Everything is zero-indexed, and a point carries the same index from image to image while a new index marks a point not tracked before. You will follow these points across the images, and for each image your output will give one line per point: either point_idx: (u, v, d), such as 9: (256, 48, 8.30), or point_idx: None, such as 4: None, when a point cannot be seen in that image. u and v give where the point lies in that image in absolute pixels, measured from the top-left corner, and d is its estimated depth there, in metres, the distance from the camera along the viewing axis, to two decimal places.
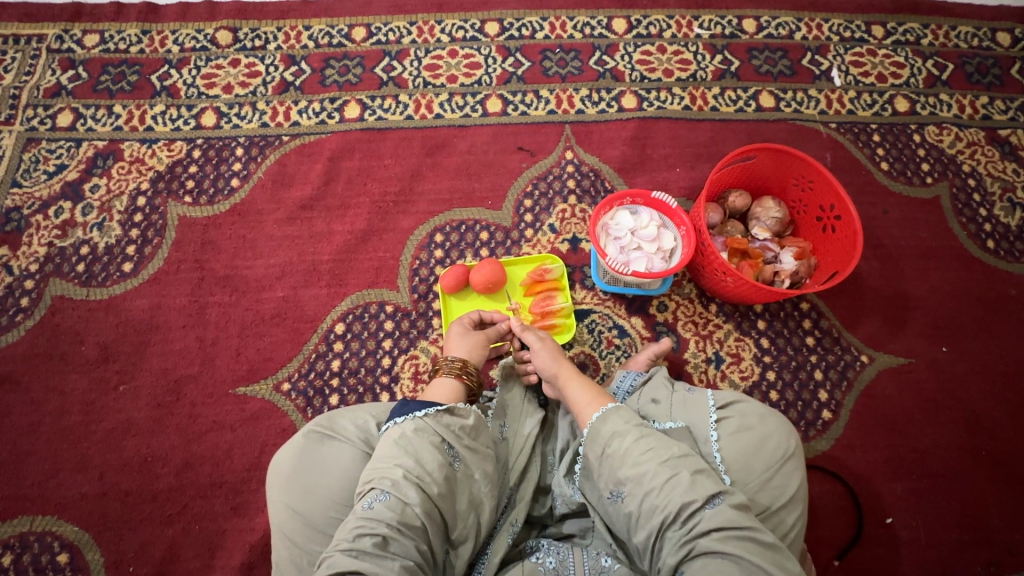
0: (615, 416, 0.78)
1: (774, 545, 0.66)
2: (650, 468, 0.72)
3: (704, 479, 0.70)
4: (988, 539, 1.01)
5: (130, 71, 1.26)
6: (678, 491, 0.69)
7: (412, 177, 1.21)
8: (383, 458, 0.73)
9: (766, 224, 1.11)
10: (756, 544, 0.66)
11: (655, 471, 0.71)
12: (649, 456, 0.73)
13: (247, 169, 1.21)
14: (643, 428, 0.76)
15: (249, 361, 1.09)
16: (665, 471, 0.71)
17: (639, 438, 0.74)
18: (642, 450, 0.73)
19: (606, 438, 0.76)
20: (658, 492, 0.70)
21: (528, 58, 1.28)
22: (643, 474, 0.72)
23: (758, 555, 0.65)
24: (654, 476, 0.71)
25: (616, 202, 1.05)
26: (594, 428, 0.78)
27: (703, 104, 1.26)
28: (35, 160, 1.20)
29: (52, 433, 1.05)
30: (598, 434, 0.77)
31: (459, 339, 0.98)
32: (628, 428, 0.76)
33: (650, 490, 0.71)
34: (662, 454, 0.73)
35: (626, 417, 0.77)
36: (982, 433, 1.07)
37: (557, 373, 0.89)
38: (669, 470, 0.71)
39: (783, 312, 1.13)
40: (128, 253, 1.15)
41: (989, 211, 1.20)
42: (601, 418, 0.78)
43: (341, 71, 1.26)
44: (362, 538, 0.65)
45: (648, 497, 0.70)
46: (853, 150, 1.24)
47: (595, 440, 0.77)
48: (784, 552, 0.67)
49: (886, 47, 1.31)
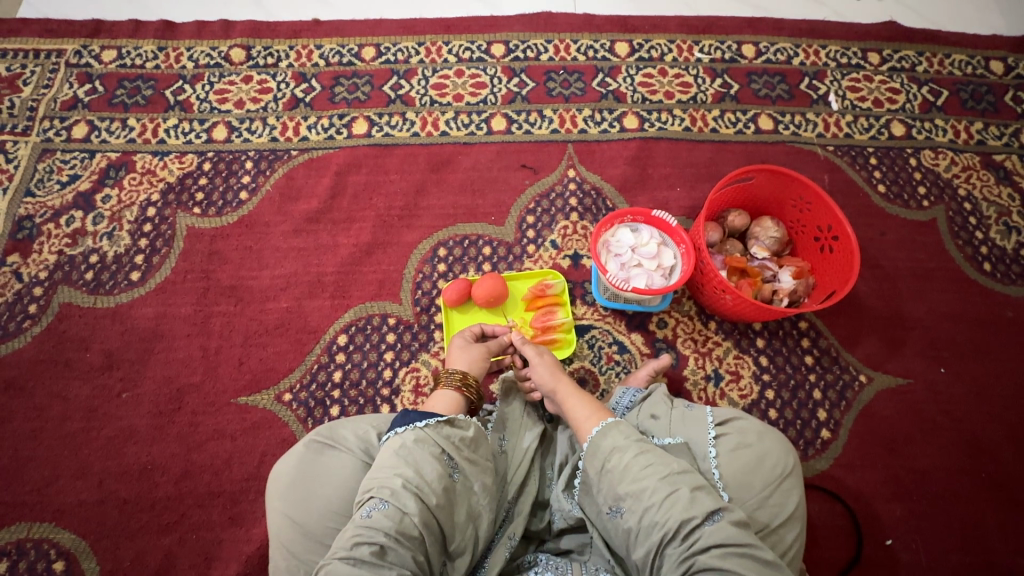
0: (615, 431, 0.78)
1: (773, 562, 0.66)
2: (649, 484, 0.72)
3: (704, 496, 0.71)
4: (988, 563, 1.01)
5: (145, 86, 1.29)
6: (678, 507, 0.69)
7: (417, 193, 1.23)
8: (383, 467, 0.74)
9: (765, 243, 1.12)
10: (755, 561, 0.66)
11: (654, 487, 0.72)
12: (649, 472, 0.73)
13: (255, 182, 1.23)
14: (643, 443, 0.77)
15: (251, 371, 1.10)
16: (665, 487, 0.71)
17: (638, 454, 0.75)
18: (642, 465, 0.74)
19: (606, 453, 0.76)
20: (658, 508, 0.70)
21: (533, 79, 1.31)
22: (642, 489, 0.72)
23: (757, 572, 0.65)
24: (653, 492, 0.71)
25: (617, 220, 1.07)
26: (595, 442, 0.78)
27: (703, 126, 1.29)
28: (49, 170, 1.22)
29: (53, 439, 1.05)
30: (598, 448, 0.77)
31: (460, 354, 0.98)
32: (628, 443, 0.76)
33: (649, 506, 0.71)
34: (661, 470, 0.73)
35: (626, 432, 0.78)
36: (981, 454, 1.07)
37: (556, 388, 0.90)
38: (669, 486, 0.71)
39: (782, 330, 1.14)
40: (136, 262, 1.17)
41: (986, 234, 1.22)
42: (601, 432, 0.79)
43: (350, 89, 1.30)
44: (360, 547, 0.65)
45: (648, 513, 0.71)
46: (851, 172, 1.26)
47: (595, 454, 0.77)
48: (784, 570, 0.67)
49: (882, 73, 1.34)
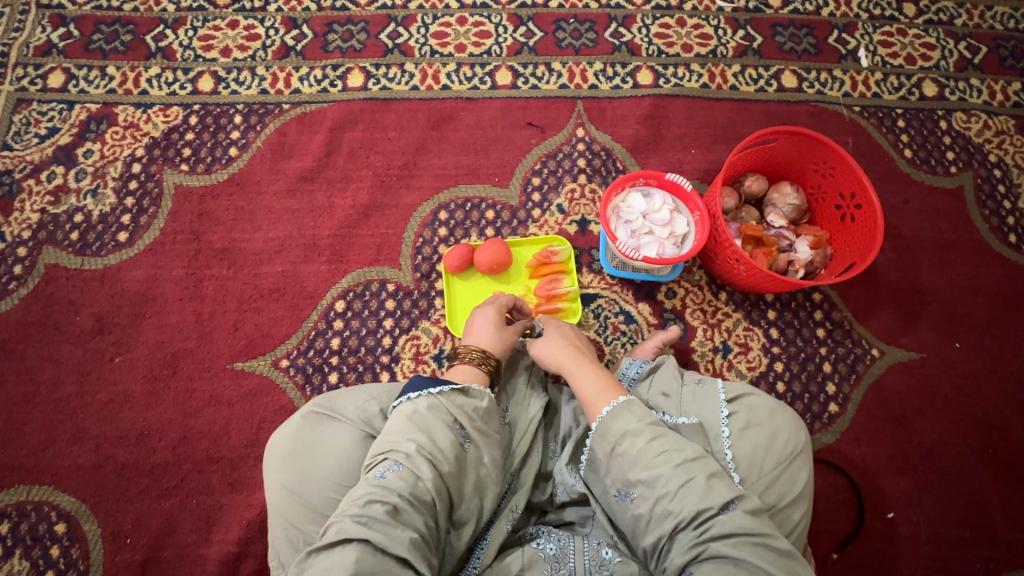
0: (627, 411, 0.75)
1: (788, 552, 0.65)
2: (664, 472, 0.70)
3: (720, 485, 0.68)
4: (990, 538, 1.01)
5: (123, 30, 1.20)
6: (693, 498, 0.67)
7: (416, 151, 1.16)
8: (395, 431, 0.72)
9: (783, 211, 1.07)
10: (770, 550, 0.64)
11: (668, 476, 0.69)
12: (663, 459, 0.70)
13: (245, 137, 1.16)
14: (657, 427, 0.74)
15: (247, 336, 1.07)
16: (680, 476, 0.69)
17: (651, 439, 0.72)
18: (655, 452, 0.71)
19: (616, 436, 0.74)
20: (672, 497, 0.68)
21: (541, 28, 1.21)
22: (655, 476, 0.70)
23: (770, 562, 0.63)
24: (668, 481, 0.69)
25: (628, 184, 1.01)
26: (604, 424, 0.75)
27: (722, 82, 1.21)
28: (25, 122, 1.15)
29: (47, 403, 1.03)
30: (608, 431, 0.74)
31: (481, 328, 0.91)
32: (641, 427, 0.73)
33: (662, 495, 0.69)
34: (676, 458, 0.70)
35: (638, 415, 0.75)
36: (990, 431, 1.05)
37: (567, 363, 0.85)
38: (684, 475, 0.69)
39: (794, 302, 1.10)
40: (123, 222, 1.12)
41: (1014, 204, 1.16)
42: (612, 414, 0.76)
43: (344, 36, 1.21)
44: (373, 505, 0.63)
45: (660, 502, 0.69)
46: (876, 135, 1.19)
47: (605, 437, 0.75)
48: (799, 558, 0.65)
49: (917, 26, 1.24)
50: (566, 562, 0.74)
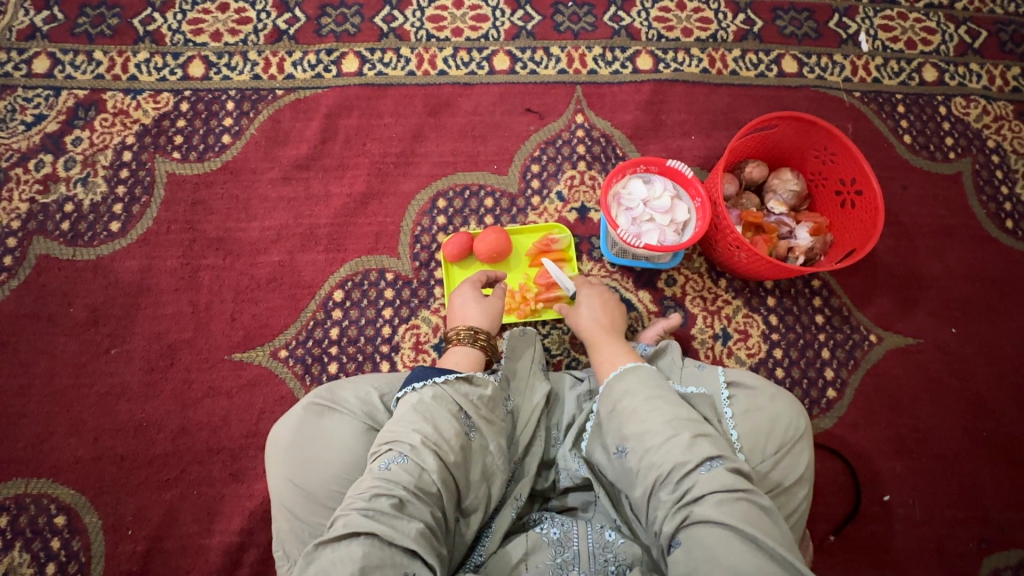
0: (631, 375, 0.78)
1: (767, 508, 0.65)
2: (653, 426, 0.71)
3: (704, 442, 0.69)
4: (982, 518, 1.03)
5: (109, 13, 1.17)
6: (677, 451, 0.68)
7: (413, 138, 1.15)
8: (401, 422, 0.71)
9: (783, 197, 1.07)
10: (753, 506, 0.64)
11: (658, 430, 0.70)
12: (654, 414, 0.72)
13: (238, 125, 1.14)
14: (657, 390, 0.75)
15: (245, 327, 1.06)
16: (668, 431, 0.70)
17: (647, 397, 0.74)
18: (649, 409, 0.73)
19: (618, 396, 0.76)
20: (658, 451, 0.69)
21: (539, 11, 1.19)
22: (644, 431, 0.71)
23: (751, 523, 0.62)
24: (655, 434, 0.70)
25: (629, 170, 1.00)
26: (610, 385, 0.78)
27: (722, 67, 1.20)
28: (11, 109, 1.12)
29: (43, 396, 1.02)
30: (612, 391, 0.77)
31: (465, 307, 0.94)
32: (640, 388, 0.75)
33: (649, 448, 0.70)
34: (667, 414, 0.72)
35: (642, 377, 0.77)
36: (984, 414, 1.07)
37: (596, 332, 0.92)
38: (670, 430, 0.70)
39: (794, 288, 1.11)
40: (115, 211, 1.10)
41: (1011, 189, 1.17)
42: (617, 375, 0.79)
43: (338, 20, 1.18)
44: (379, 498, 0.63)
45: (647, 455, 0.69)
46: (876, 120, 1.19)
47: (608, 397, 0.77)
48: (780, 519, 0.65)
49: (917, 10, 1.23)
50: (570, 546, 0.74)
